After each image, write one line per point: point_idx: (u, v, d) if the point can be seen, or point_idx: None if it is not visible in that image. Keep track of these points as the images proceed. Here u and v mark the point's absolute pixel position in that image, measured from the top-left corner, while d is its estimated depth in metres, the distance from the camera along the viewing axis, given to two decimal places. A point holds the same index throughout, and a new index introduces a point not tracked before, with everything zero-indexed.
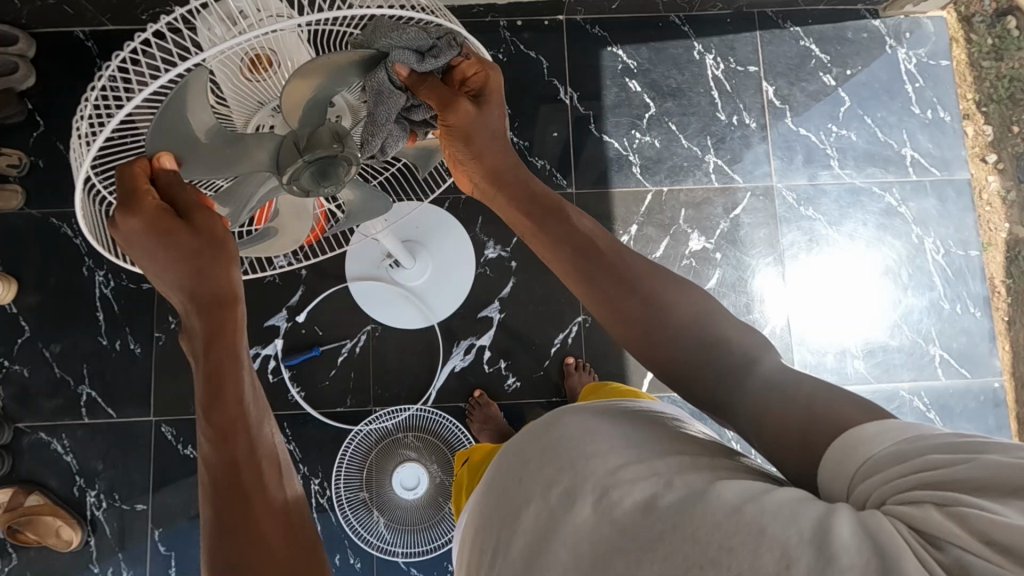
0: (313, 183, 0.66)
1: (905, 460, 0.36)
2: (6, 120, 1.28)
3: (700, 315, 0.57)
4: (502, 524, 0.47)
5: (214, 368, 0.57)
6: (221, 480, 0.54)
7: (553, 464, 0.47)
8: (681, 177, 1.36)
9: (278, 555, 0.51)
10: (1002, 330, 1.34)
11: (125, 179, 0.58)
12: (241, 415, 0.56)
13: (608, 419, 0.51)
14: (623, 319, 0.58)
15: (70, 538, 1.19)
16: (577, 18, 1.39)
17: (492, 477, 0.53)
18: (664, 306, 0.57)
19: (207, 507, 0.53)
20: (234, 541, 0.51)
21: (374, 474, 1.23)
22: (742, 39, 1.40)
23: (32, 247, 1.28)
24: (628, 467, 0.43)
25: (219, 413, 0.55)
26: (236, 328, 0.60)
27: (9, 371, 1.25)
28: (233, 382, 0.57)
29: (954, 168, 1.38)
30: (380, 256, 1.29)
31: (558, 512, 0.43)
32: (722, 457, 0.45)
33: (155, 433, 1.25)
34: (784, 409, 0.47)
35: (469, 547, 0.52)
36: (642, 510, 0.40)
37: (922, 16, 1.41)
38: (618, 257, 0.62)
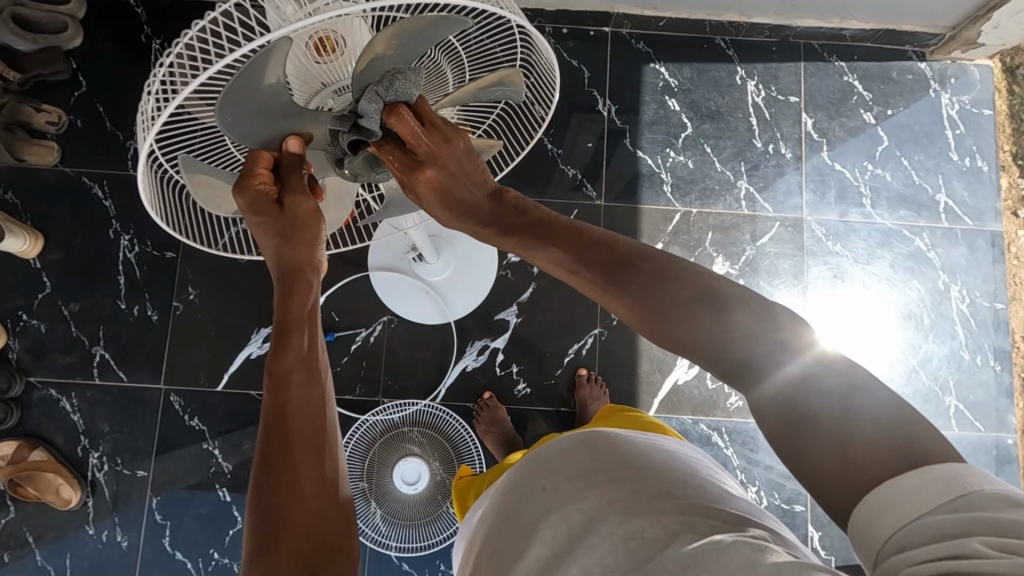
0: (367, 168, 0.68)
1: (944, 537, 0.35)
2: (50, 78, 1.29)
3: (723, 326, 0.55)
4: (519, 530, 0.56)
5: (286, 348, 0.67)
6: (275, 458, 0.62)
7: (583, 482, 0.56)
8: (711, 200, 1.36)
9: (307, 500, 0.61)
10: (1020, 387, 1.32)
11: (249, 163, 0.65)
12: (299, 372, 0.66)
13: (642, 455, 0.60)
14: (641, 324, 0.61)
15: (69, 497, 1.20)
16: (623, 31, 1.39)
17: (517, 484, 0.62)
18: (691, 318, 0.57)
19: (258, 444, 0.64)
20: (269, 479, 0.61)
21: (375, 465, 1.22)
22: (786, 68, 1.39)
23: (62, 205, 1.29)
24: (654, 502, 0.51)
25: (280, 360, 0.66)
26: (308, 289, 0.71)
27: (26, 325, 1.26)
28: (297, 334, 0.68)
29: (986, 218, 1.37)
30: (405, 248, 1.28)
31: (577, 532, 0.51)
32: (717, 506, 0.52)
33: (163, 401, 1.26)
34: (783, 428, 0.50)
35: (480, 549, 0.60)
36: (664, 544, 0.46)
37: (968, 63, 1.40)
38: (639, 267, 0.61)
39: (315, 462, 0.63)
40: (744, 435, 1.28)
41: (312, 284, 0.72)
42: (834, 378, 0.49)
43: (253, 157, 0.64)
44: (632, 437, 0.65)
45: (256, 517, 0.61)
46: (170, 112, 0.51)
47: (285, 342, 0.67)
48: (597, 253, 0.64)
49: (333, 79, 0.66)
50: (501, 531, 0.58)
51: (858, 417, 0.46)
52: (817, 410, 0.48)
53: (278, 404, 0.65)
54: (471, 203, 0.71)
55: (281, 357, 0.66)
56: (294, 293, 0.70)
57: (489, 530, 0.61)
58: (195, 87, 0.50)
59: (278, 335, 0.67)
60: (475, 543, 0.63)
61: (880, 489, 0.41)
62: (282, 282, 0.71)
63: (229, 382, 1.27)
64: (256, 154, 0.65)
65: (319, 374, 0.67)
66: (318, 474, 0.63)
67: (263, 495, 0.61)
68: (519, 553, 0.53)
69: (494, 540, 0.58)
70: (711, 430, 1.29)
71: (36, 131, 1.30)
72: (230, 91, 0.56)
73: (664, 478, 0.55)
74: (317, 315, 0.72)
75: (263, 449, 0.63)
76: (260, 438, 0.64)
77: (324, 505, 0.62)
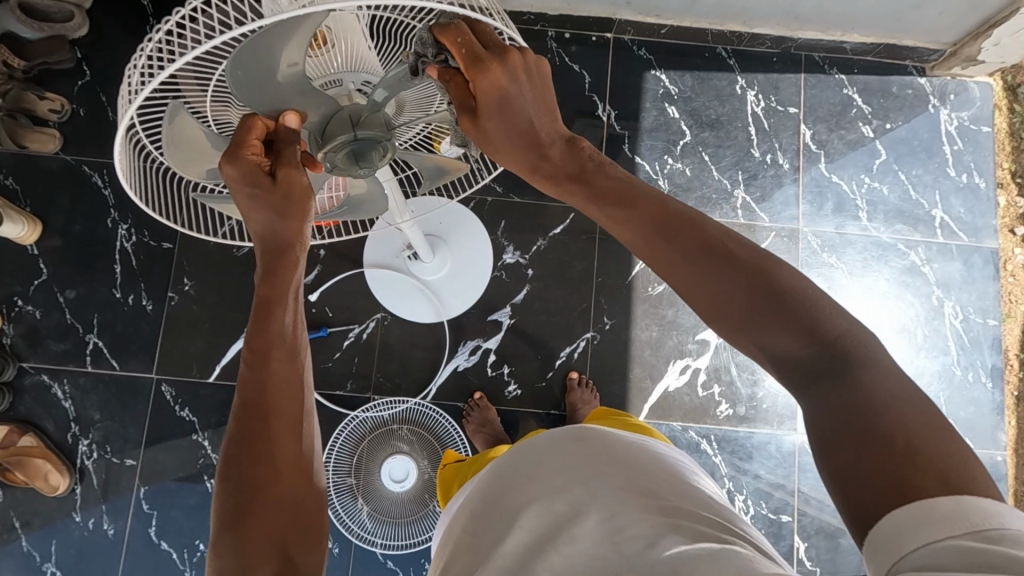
0: (347, 163, 0.70)
1: (977, 567, 0.34)
2: (55, 66, 1.30)
3: (821, 320, 0.51)
4: (497, 520, 0.56)
5: (267, 328, 0.66)
6: (250, 438, 0.62)
7: (569, 477, 0.55)
8: (708, 209, 1.36)
9: (281, 480, 0.62)
10: (1012, 405, 1.32)
11: (242, 130, 0.62)
12: (279, 352, 0.66)
13: (629, 448, 0.61)
14: (724, 314, 0.55)
15: (57, 484, 1.20)
16: (626, 37, 1.39)
17: (500, 470, 0.63)
18: (778, 305, 0.52)
19: (234, 420, 0.64)
20: (245, 457, 0.62)
21: (363, 461, 1.22)
22: (787, 80, 1.40)
23: (62, 192, 1.30)
24: (638, 502, 0.51)
25: (260, 339, 0.66)
26: (293, 269, 0.69)
27: (21, 311, 1.27)
28: (279, 315, 0.67)
29: (982, 235, 1.37)
30: (400, 246, 1.29)
31: (562, 523, 0.51)
32: (700, 511, 0.51)
33: (155, 390, 1.26)
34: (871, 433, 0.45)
35: (457, 533, 0.60)
36: (646, 546, 0.46)
37: (969, 80, 1.41)
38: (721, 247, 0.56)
39: (287, 445, 0.63)
40: (734, 443, 1.28)
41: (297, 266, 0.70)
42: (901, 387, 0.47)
43: (247, 126, 0.62)
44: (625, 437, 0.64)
45: (226, 495, 0.61)
46: (154, 90, 0.50)
47: (266, 320, 0.66)
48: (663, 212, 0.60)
49: (320, 73, 0.69)
50: (477, 519, 0.58)
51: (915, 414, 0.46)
52: (851, 414, 0.47)
53: (256, 381, 0.65)
54: (530, 137, 0.65)
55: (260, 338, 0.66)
56: (277, 270, 0.68)
57: (466, 518, 0.60)
58: (177, 67, 0.50)
59: (260, 313, 0.67)
60: (451, 534, 0.63)
61: (900, 512, 0.40)
62: (266, 253, 0.69)
63: (221, 374, 1.27)
64: (251, 121, 0.62)
65: (298, 355, 0.68)
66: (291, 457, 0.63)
67: (235, 477, 0.61)
68: (499, 540, 0.53)
69: (473, 529, 0.57)
70: (700, 437, 1.29)
71: (38, 119, 1.31)
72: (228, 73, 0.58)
73: (650, 474, 0.56)
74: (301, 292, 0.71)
75: (239, 426, 0.63)
76: (234, 416, 0.64)
77: (296, 489, 0.62)
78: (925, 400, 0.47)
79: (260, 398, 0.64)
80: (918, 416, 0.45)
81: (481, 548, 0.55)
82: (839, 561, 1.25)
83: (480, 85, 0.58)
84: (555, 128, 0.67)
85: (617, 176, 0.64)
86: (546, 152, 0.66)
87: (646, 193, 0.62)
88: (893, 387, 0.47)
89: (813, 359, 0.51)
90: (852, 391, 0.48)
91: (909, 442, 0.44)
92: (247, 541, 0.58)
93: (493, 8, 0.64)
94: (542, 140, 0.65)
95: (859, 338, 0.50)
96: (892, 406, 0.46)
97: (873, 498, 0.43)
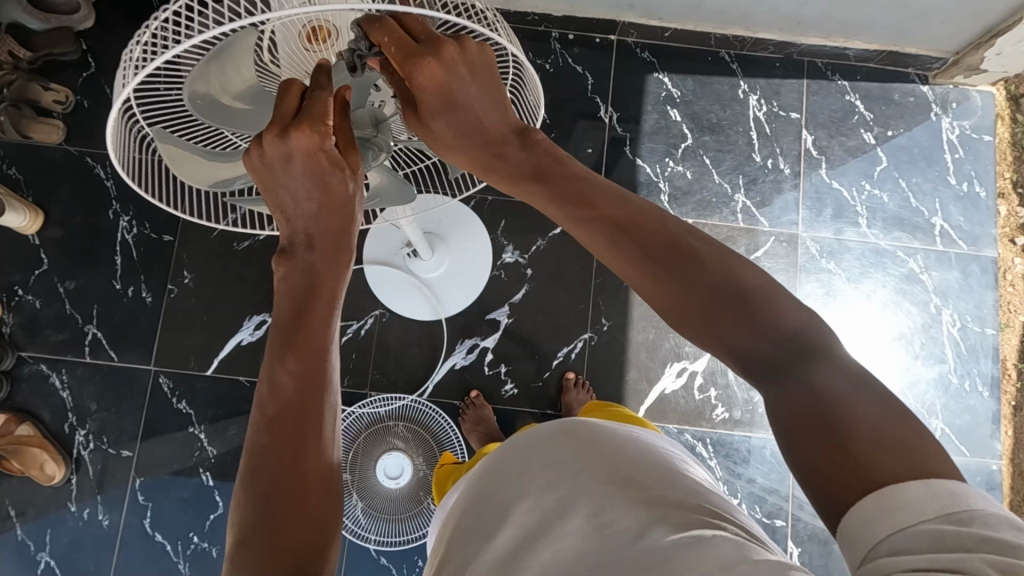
0: None
1: (946, 548, 0.37)
2: (60, 57, 1.31)
3: (775, 313, 0.54)
4: (490, 512, 0.56)
5: (293, 329, 0.65)
6: (275, 449, 0.62)
7: (557, 472, 0.56)
8: (708, 212, 1.37)
9: (308, 499, 0.61)
10: (1009, 415, 1.32)
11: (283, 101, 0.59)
12: (316, 361, 0.65)
13: (610, 437, 0.62)
14: (681, 307, 0.57)
15: (53, 473, 1.21)
16: (629, 40, 1.40)
17: (493, 465, 0.63)
18: (730, 297, 0.55)
19: (264, 426, 0.63)
20: (275, 468, 0.61)
21: (358, 458, 1.21)
22: (788, 85, 1.40)
23: (64, 183, 1.31)
24: (625, 493, 0.51)
25: (299, 346, 0.64)
26: (332, 276, 0.70)
27: (21, 300, 1.27)
28: (316, 323, 0.67)
29: (981, 244, 1.37)
30: (400, 243, 1.30)
31: (551, 517, 0.51)
32: (689, 499, 0.52)
33: (152, 382, 1.27)
34: (842, 429, 0.46)
35: (451, 527, 0.61)
36: (634, 537, 0.47)
37: (971, 89, 1.41)
38: (677, 243, 0.60)
39: (314, 462, 0.62)
40: (728, 447, 1.28)
41: (341, 276, 0.71)
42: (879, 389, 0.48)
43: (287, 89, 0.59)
44: (608, 428, 0.64)
45: (255, 508, 0.60)
46: (151, 72, 0.51)
47: (304, 328, 0.65)
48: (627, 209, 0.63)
49: None
50: (471, 513, 0.59)
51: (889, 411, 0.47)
52: (835, 417, 0.47)
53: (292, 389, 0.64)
54: (489, 136, 0.68)
55: (287, 342, 0.65)
56: (318, 281, 0.68)
57: (460, 514, 0.61)
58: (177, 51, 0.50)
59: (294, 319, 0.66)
60: (446, 529, 0.63)
61: (868, 498, 0.42)
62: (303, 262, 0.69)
63: (219, 367, 1.28)
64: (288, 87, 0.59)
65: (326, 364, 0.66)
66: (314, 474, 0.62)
67: (256, 484, 0.61)
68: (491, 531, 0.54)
69: (466, 522, 0.58)
70: (695, 440, 1.29)
71: (43, 109, 1.31)
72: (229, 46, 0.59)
73: (635, 462, 0.56)
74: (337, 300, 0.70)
75: (269, 433, 0.62)
76: (261, 421, 0.64)
77: (315, 510, 0.61)
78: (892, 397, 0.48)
79: (284, 406, 0.63)
80: (885, 413, 0.46)
81: (472, 542, 0.55)
82: (830, 565, 1.25)
83: (416, 80, 0.57)
84: (508, 122, 0.69)
85: (575, 173, 0.68)
86: (505, 155, 0.69)
87: (602, 195, 0.65)
88: (854, 381, 0.49)
89: (775, 352, 0.52)
90: (807, 386, 0.50)
91: (874, 435, 0.45)
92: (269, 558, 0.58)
93: (495, 16, 0.63)
94: (500, 141, 0.69)
95: (815, 334, 0.53)
96: (850, 401, 0.47)
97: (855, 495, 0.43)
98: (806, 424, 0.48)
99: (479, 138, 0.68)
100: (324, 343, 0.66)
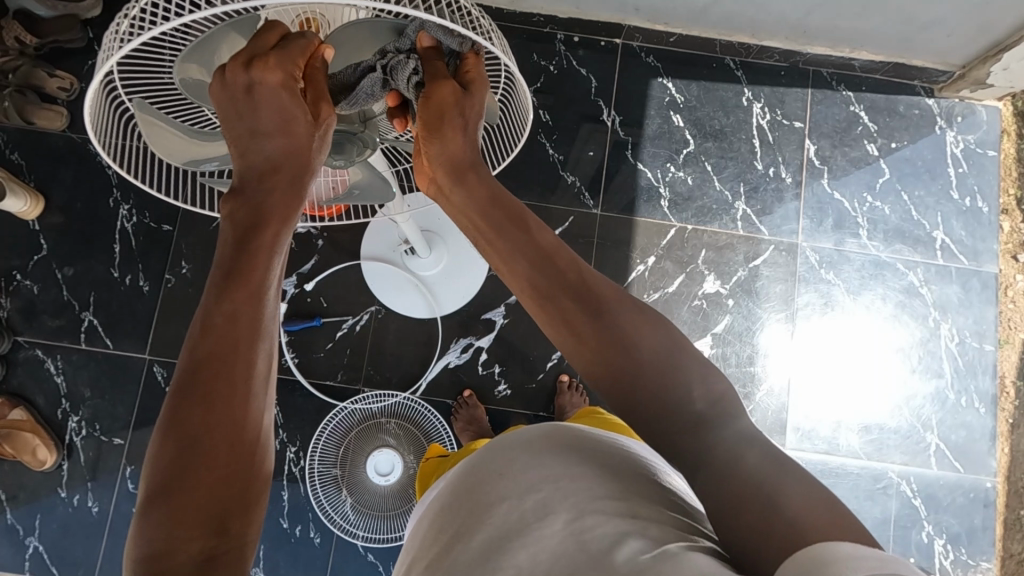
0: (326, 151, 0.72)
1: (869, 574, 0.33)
2: (66, 44, 1.31)
3: (701, 377, 0.59)
4: (466, 510, 0.56)
5: (237, 266, 0.61)
6: (199, 389, 0.56)
7: (536, 473, 0.55)
8: (708, 219, 1.36)
9: (221, 453, 0.54)
10: (1005, 432, 1.31)
11: (260, 41, 0.59)
12: (258, 297, 0.60)
13: (592, 439, 0.59)
14: (606, 361, 0.61)
15: (44, 458, 1.21)
16: (634, 44, 1.40)
17: (472, 461, 0.62)
18: (663, 361, 0.60)
19: (187, 368, 0.57)
20: (196, 409, 0.55)
21: (350, 452, 1.23)
22: (793, 94, 1.40)
23: (66, 170, 1.31)
24: (607, 500, 0.51)
25: (241, 283, 0.60)
26: (285, 215, 0.66)
27: (20, 285, 1.28)
28: (261, 264, 0.62)
29: (983, 259, 1.36)
30: (397, 240, 1.30)
31: (527, 519, 0.52)
32: (671, 511, 0.51)
33: (147, 371, 1.27)
34: (813, 498, 0.45)
35: (426, 528, 0.60)
36: (611, 547, 0.47)
37: (977, 103, 1.40)
38: (615, 314, 0.63)
39: (237, 405, 0.56)
40: None
41: (288, 217, 0.66)
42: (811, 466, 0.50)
43: (272, 25, 0.60)
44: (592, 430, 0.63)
45: (170, 455, 0.53)
46: (135, 47, 0.50)
47: (249, 266, 0.62)
48: (571, 263, 0.68)
49: None
50: (447, 513, 0.58)
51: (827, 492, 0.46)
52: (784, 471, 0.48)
53: (226, 320, 0.59)
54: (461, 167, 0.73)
55: (225, 275, 0.61)
56: (268, 217, 0.64)
57: (435, 513, 0.60)
58: (163, 29, 0.49)
59: (239, 258, 0.62)
60: (421, 528, 0.63)
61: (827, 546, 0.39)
62: (255, 204, 0.65)
63: None
64: (273, 27, 0.60)
65: (264, 300, 0.61)
66: (238, 419, 0.56)
67: (174, 430, 0.54)
68: (468, 533, 0.53)
69: (441, 522, 0.57)
70: None
71: (47, 96, 1.32)
72: (223, 30, 0.59)
73: (616, 469, 0.55)
74: (287, 246, 0.66)
75: (195, 369, 0.57)
76: (186, 359, 0.58)
77: (238, 461, 0.55)
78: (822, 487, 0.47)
79: (215, 343, 0.58)
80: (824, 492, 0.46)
81: (448, 541, 0.55)
82: None
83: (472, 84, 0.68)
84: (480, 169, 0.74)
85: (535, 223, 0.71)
86: (466, 179, 0.73)
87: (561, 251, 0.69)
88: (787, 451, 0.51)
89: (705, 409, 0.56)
90: (741, 428, 0.54)
91: (824, 508, 0.44)
92: (181, 513, 0.52)
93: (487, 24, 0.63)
94: (465, 167, 0.73)
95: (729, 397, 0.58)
96: (801, 475, 0.48)
97: (790, 549, 0.41)
98: (754, 488, 0.47)
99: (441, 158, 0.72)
100: (266, 280, 0.62)
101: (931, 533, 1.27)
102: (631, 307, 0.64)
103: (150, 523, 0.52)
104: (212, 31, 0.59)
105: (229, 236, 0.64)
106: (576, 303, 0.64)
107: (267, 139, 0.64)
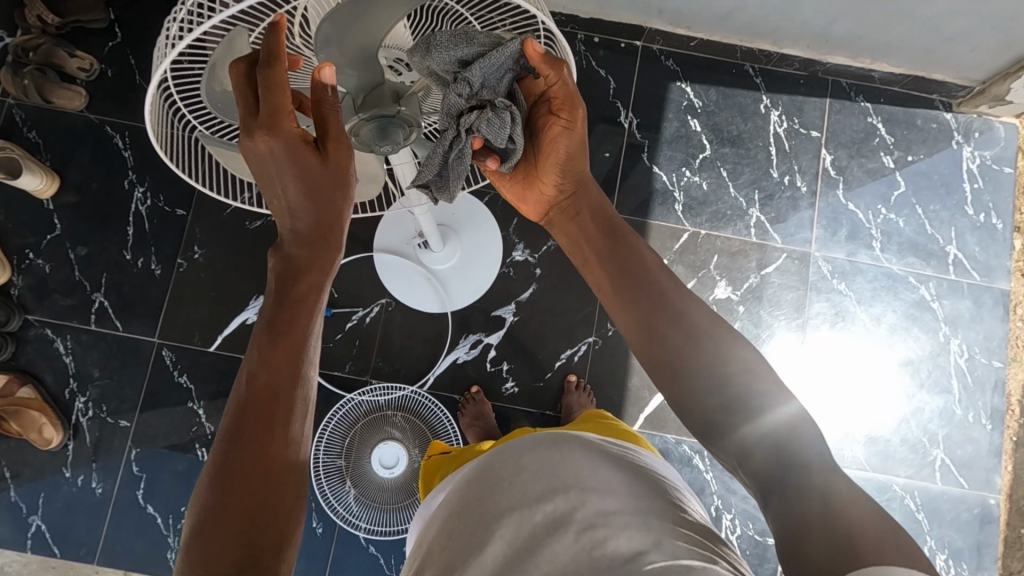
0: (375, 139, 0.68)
1: None
2: (87, 25, 1.31)
3: (735, 368, 0.61)
4: (474, 521, 0.56)
5: (278, 317, 0.65)
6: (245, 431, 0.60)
7: (547, 485, 0.55)
8: (722, 225, 1.36)
9: (259, 485, 0.58)
10: (1010, 450, 1.31)
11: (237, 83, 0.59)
12: (297, 346, 0.64)
13: (606, 462, 0.58)
14: (639, 334, 0.68)
15: (50, 437, 1.21)
16: (655, 47, 1.39)
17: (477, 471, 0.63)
18: (700, 338, 0.64)
19: (234, 417, 0.61)
20: (238, 450, 0.59)
21: (355, 444, 1.23)
22: (811, 103, 1.40)
23: (83, 150, 1.31)
24: (619, 515, 0.51)
25: (282, 334, 0.64)
26: (325, 266, 0.69)
27: (32, 263, 1.28)
28: (303, 314, 0.66)
29: (995, 276, 1.36)
30: (411, 233, 1.29)
31: (538, 534, 0.52)
32: (691, 530, 0.51)
33: (155, 354, 1.27)
34: (826, 490, 0.50)
35: (433, 538, 0.60)
36: (627, 560, 0.47)
37: (995, 119, 1.40)
38: (645, 293, 0.69)
39: (278, 443, 0.60)
40: None
41: (327, 267, 0.69)
42: (822, 446, 0.54)
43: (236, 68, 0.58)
44: (600, 441, 0.64)
45: (214, 493, 0.57)
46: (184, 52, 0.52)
47: (288, 318, 0.65)
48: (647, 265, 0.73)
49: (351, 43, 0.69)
50: (455, 523, 0.58)
51: (842, 484, 0.51)
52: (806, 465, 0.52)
53: (266, 369, 0.62)
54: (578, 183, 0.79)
55: (270, 326, 0.65)
56: (308, 268, 0.68)
57: (443, 523, 0.60)
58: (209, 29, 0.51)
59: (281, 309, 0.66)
60: (426, 537, 0.63)
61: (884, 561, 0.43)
62: (296, 257, 0.68)
63: (221, 343, 1.28)
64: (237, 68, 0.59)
65: (304, 347, 0.65)
66: (280, 456, 0.60)
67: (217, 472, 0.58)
68: (475, 546, 0.53)
69: (448, 531, 0.58)
70: (693, 452, 1.28)
71: (67, 76, 1.32)
72: (235, 34, 0.61)
73: (630, 488, 0.55)
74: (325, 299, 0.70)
75: (240, 415, 0.61)
76: (234, 407, 0.62)
77: (276, 493, 0.58)
78: (840, 475, 0.52)
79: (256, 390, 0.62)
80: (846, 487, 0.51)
81: (455, 552, 0.55)
82: None
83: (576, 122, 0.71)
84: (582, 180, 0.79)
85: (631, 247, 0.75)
86: (588, 198, 0.80)
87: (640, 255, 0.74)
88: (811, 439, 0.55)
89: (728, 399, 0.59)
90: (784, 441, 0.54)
91: (846, 504, 0.49)
92: (220, 544, 0.55)
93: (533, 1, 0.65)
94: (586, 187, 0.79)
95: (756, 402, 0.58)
96: (822, 472, 0.52)
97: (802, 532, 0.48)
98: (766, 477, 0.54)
99: (566, 181, 0.78)
100: (305, 330, 0.66)
101: (933, 548, 1.27)
102: (671, 286, 0.70)
103: (191, 555, 0.55)
104: (227, 36, 0.60)
105: (271, 288, 0.68)
106: (620, 278, 0.72)
107: (284, 188, 0.64)
